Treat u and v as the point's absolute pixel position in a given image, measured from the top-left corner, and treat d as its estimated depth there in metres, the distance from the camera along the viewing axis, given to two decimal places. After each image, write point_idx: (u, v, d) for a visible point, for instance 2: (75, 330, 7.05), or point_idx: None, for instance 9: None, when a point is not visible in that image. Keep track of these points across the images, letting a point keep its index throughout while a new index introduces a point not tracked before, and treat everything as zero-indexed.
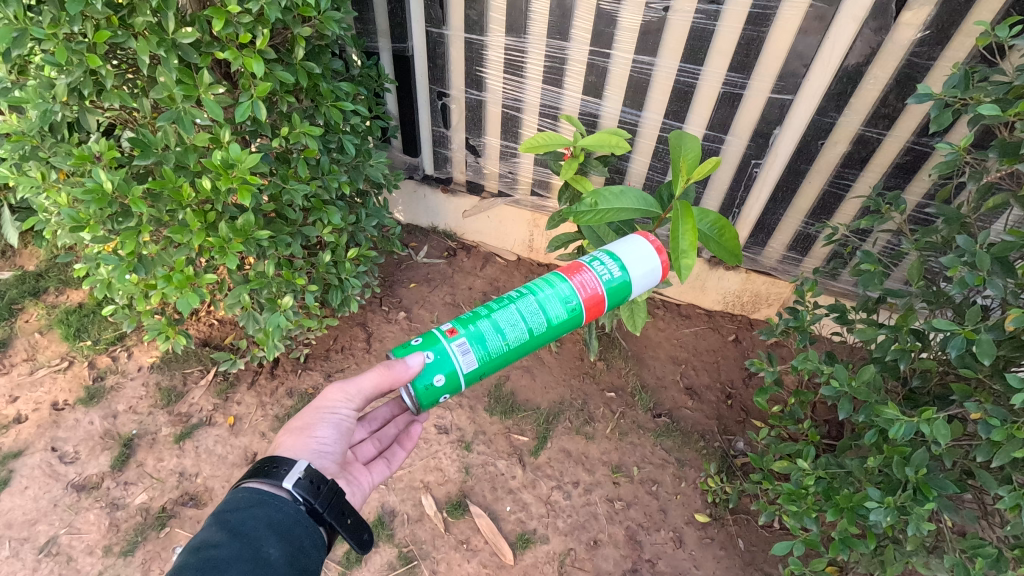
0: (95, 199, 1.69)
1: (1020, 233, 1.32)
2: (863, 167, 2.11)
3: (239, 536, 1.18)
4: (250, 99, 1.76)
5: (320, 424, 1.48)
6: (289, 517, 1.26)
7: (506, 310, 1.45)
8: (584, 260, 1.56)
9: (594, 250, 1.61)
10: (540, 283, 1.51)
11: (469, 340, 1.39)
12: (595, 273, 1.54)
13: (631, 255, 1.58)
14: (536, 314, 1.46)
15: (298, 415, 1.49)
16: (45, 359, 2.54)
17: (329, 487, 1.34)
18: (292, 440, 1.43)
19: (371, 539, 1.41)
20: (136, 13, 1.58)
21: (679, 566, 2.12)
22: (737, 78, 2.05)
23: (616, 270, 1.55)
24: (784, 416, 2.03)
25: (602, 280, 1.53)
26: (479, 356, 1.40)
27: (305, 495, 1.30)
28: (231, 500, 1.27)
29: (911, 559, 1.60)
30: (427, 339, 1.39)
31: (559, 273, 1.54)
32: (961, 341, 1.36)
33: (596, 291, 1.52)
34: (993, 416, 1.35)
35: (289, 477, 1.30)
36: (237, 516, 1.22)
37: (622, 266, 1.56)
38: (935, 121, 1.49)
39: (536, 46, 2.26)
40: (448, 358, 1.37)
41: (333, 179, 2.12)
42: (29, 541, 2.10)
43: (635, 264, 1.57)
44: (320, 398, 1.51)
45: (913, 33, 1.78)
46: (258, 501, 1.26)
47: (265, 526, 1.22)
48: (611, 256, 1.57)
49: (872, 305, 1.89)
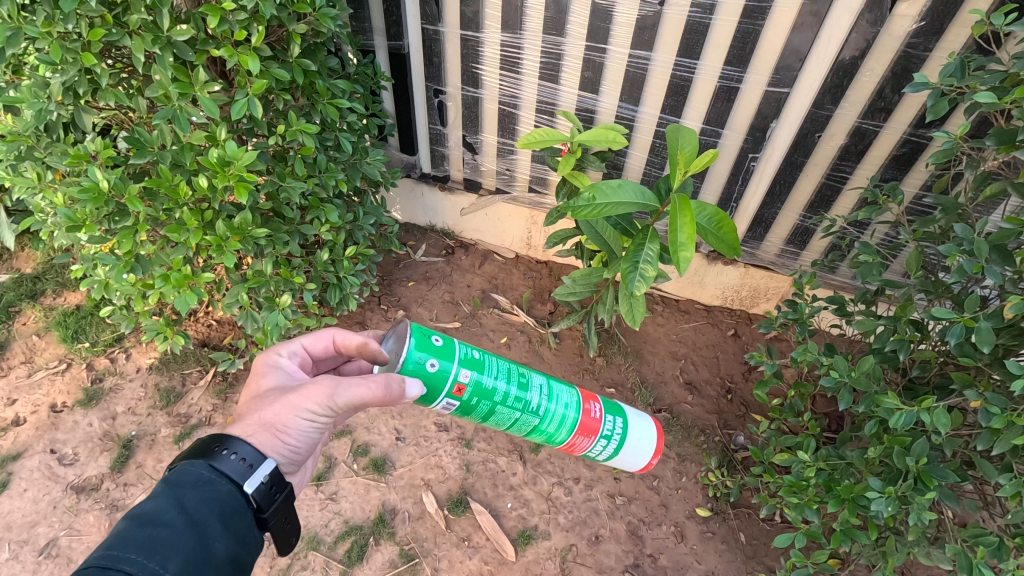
0: (91, 198, 1.69)
1: (1017, 220, 1.33)
2: (860, 159, 2.11)
3: (190, 521, 1.13)
4: (246, 96, 1.75)
5: (296, 424, 1.36)
6: (241, 510, 1.21)
7: (510, 410, 1.46)
8: (603, 430, 1.62)
9: (626, 418, 1.68)
10: (553, 416, 1.53)
11: (459, 405, 1.41)
12: (591, 444, 1.63)
13: (633, 449, 1.69)
14: (524, 428, 1.53)
15: (275, 409, 1.35)
16: (43, 361, 2.53)
17: (284, 496, 1.30)
18: (264, 439, 1.32)
19: (296, 544, 1.40)
20: (130, 11, 1.58)
21: (681, 560, 2.12)
22: (733, 71, 2.05)
23: (605, 453, 1.67)
24: (784, 408, 2.03)
25: (585, 449, 1.64)
26: (455, 411, 1.45)
27: (260, 500, 1.25)
28: (188, 473, 1.20)
29: (912, 550, 1.59)
30: (439, 375, 1.35)
31: (587, 411, 1.59)
32: (960, 329, 1.36)
33: (573, 448, 1.63)
34: (993, 404, 1.35)
35: (251, 478, 1.24)
36: (192, 496, 1.16)
37: (615, 454, 1.68)
38: (931, 109, 1.49)
39: (532, 43, 2.25)
40: (432, 400, 1.39)
41: (330, 177, 2.11)
42: (29, 543, 2.09)
43: (631, 450, 1.69)
44: (302, 393, 1.36)
45: (908, 24, 1.78)
46: (216, 483, 1.20)
47: (216, 515, 1.17)
48: (620, 440, 1.66)
49: (870, 296, 1.89)
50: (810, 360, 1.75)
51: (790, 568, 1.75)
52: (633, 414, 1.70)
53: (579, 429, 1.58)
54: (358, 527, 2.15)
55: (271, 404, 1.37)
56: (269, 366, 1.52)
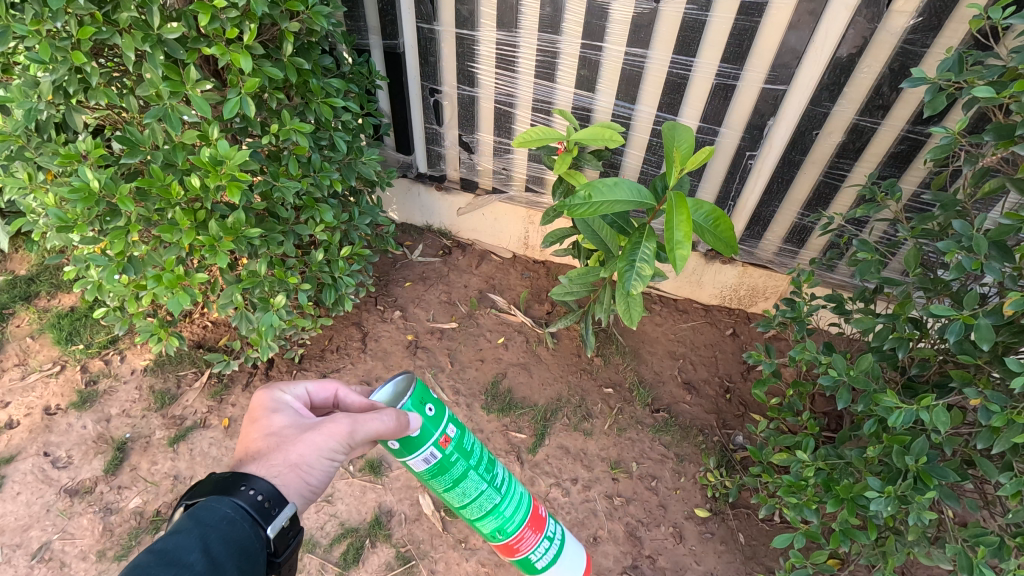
0: (82, 198, 1.67)
1: (1017, 216, 1.29)
2: (858, 157, 2.10)
3: (212, 565, 1.08)
4: (238, 95, 1.74)
5: (316, 464, 1.32)
6: (258, 554, 1.17)
7: (478, 480, 1.46)
8: (547, 530, 1.61)
9: (560, 530, 1.67)
10: (512, 499, 1.53)
11: (438, 461, 1.37)
12: (536, 544, 1.59)
13: (562, 567, 1.65)
14: (479, 509, 1.50)
15: (297, 447, 1.30)
16: (36, 363, 2.51)
17: (295, 541, 1.27)
18: (286, 477, 1.28)
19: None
20: (120, 9, 1.56)
21: (680, 562, 2.10)
22: (729, 69, 2.04)
23: (542, 559, 1.61)
24: (783, 408, 2.01)
25: (527, 553, 1.58)
26: (428, 471, 1.39)
27: (276, 544, 1.21)
28: (211, 511, 1.16)
29: (913, 550, 1.58)
30: (432, 421, 1.35)
31: (535, 511, 1.59)
32: (959, 326, 1.35)
33: (515, 548, 1.57)
34: (992, 402, 1.34)
35: (274, 521, 1.20)
36: (215, 537, 1.13)
37: (547, 563, 1.62)
38: (929, 105, 1.47)
39: (527, 40, 2.24)
40: (419, 445, 1.34)
41: (324, 177, 2.10)
42: (22, 547, 2.07)
43: (557, 567, 1.64)
44: (324, 429, 1.32)
45: (905, 20, 1.77)
46: (238, 523, 1.16)
47: (236, 559, 1.13)
48: (557, 554, 1.63)
49: (869, 294, 1.88)
50: (808, 358, 1.73)
51: (789, 569, 1.73)
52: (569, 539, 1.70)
53: (530, 521, 1.57)
54: (354, 529, 2.13)
55: (291, 442, 1.32)
56: (274, 403, 1.42)
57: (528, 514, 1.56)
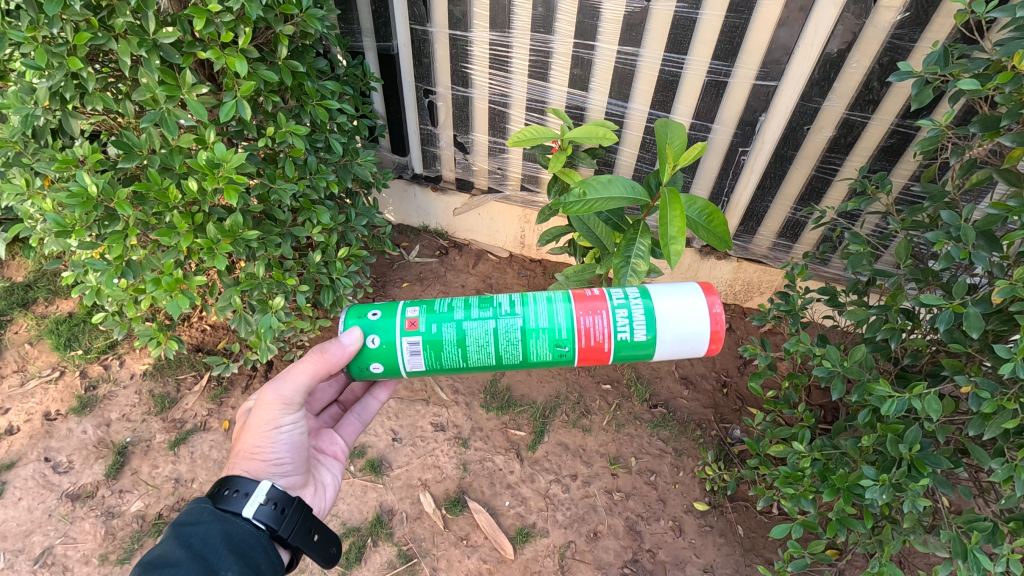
0: (80, 203, 1.68)
1: (1003, 205, 1.33)
2: (849, 151, 2.12)
3: (197, 557, 1.18)
4: (234, 98, 1.75)
5: (269, 442, 1.48)
6: (250, 539, 1.28)
7: (481, 321, 1.44)
8: (612, 301, 1.45)
9: (640, 294, 1.46)
10: (541, 313, 1.45)
11: (422, 344, 1.43)
12: (612, 323, 1.43)
13: (673, 328, 1.42)
14: (514, 342, 1.44)
15: (244, 438, 1.46)
16: (35, 369, 2.52)
17: (294, 511, 1.39)
18: (246, 464, 1.44)
19: (339, 553, 1.49)
20: (116, 14, 1.57)
21: (679, 554, 2.12)
22: (721, 66, 2.06)
23: (638, 333, 1.43)
24: (779, 401, 2.03)
25: (615, 338, 1.43)
26: (427, 359, 1.45)
27: (269, 522, 1.34)
28: (191, 516, 1.28)
29: (909, 537, 1.60)
30: (384, 322, 1.45)
31: (580, 306, 1.45)
32: (949, 315, 1.38)
33: (601, 349, 1.44)
34: (983, 389, 1.36)
35: (251, 504, 1.33)
36: (197, 534, 1.24)
37: (648, 330, 1.42)
38: (916, 98, 1.50)
39: (520, 40, 2.26)
40: (393, 352, 1.44)
41: (321, 179, 2.12)
42: (24, 552, 2.08)
43: (668, 337, 1.43)
44: (258, 410, 1.49)
45: (892, 16, 1.80)
46: (219, 518, 1.29)
47: (225, 547, 1.24)
48: (647, 308, 1.43)
49: (862, 287, 1.89)
50: (803, 351, 1.76)
51: (788, 559, 1.75)
52: (665, 287, 1.45)
53: (578, 309, 1.44)
54: (355, 529, 2.14)
55: (241, 436, 1.49)
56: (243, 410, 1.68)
57: (572, 309, 1.44)
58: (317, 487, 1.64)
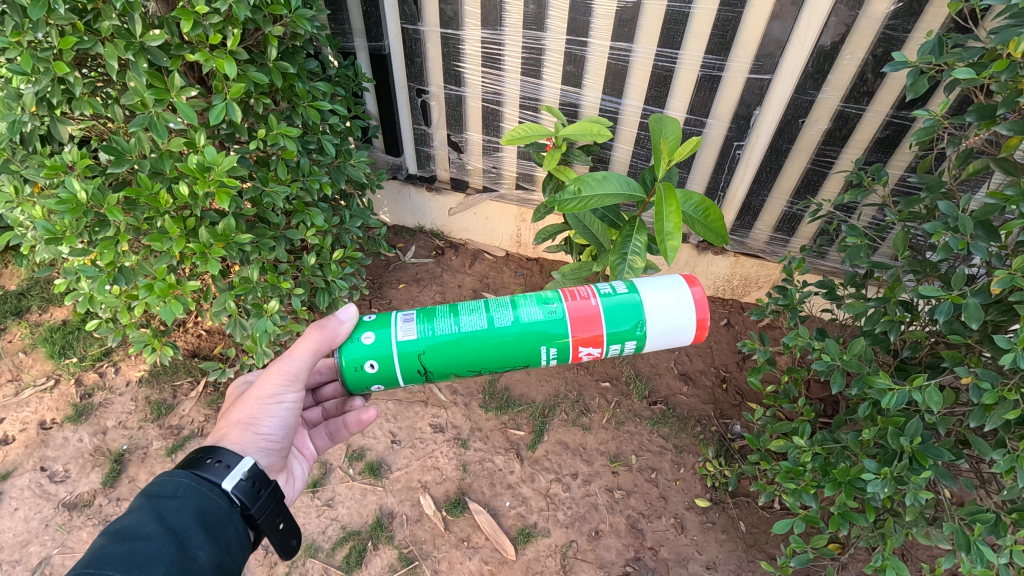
0: (69, 209, 1.66)
1: (999, 195, 1.32)
2: (844, 143, 2.12)
3: (170, 532, 1.13)
4: (225, 100, 1.73)
5: (264, 416, 1.45)
6: (223, 515, 1.23)
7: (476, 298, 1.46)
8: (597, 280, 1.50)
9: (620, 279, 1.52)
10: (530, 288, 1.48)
11: (416, 313, 1.44)
12: (595, 288, 1.45)
13: (657, 292, 1.41)
14: (505, 307, 1.43)
15: (241, 406, 1.43)
16: (30, 378, 2.50)
17: (268, 493, 1.34)
18: (238, 434, 1.40)
19: (297, 546, 1.45)
20: (102, 18, 1.56)
21: (682, 552, 2.11)
22: (714, 60, 2.05)
23: (622, 292, 1.42)
24: (778, 395, 2.00)
25: (600, 295, 1.42)
26: (419, 327, 1.41)
27: (243, 498, 1.29)
28: (169, 485, 1.23)
29: (911, 530, 1.59)
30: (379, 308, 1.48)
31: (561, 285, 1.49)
32: (949, 306, 1.37)
33: (589, 306, 1.40)
34: (984, 379, 1.36)
35: (230, 477, 1.29)
36: (172, 507, 1.19)
37: (633, 288, 1.42)
38: (911, 88, 1.48)
39: (512, 38, 2.24)
40: (386, 322, 1.42)
41: (314, 181, 2.09)
42: (21, 563, 2.05)
43: (656, 300, 1.40)
44: (260, 383, 1.47)
45: (885, 7, 1.78)
46: (195, 491, 1.23)
47: (197, 523, 1.18)
48: (627, 282, 1.46)
49: (860, 280, 1.88)
50: (802, 345, 1.74)
51: (791, 554, 1.73)
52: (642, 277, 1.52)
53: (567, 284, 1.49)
54: (356, 532, 2.13)
55: (237, 405, 1.45)
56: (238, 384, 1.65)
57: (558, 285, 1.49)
58: (288, 476, 1.65)
